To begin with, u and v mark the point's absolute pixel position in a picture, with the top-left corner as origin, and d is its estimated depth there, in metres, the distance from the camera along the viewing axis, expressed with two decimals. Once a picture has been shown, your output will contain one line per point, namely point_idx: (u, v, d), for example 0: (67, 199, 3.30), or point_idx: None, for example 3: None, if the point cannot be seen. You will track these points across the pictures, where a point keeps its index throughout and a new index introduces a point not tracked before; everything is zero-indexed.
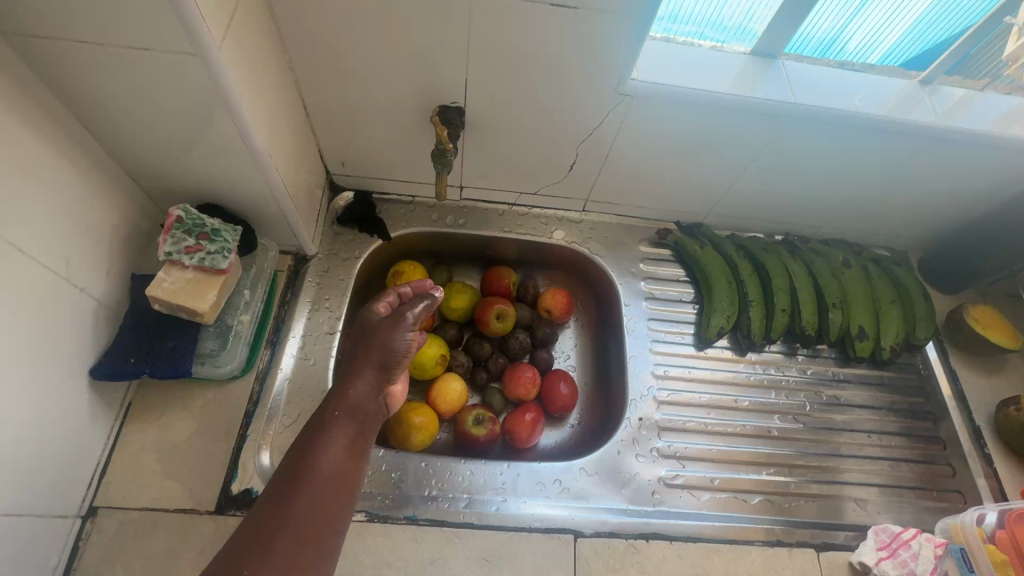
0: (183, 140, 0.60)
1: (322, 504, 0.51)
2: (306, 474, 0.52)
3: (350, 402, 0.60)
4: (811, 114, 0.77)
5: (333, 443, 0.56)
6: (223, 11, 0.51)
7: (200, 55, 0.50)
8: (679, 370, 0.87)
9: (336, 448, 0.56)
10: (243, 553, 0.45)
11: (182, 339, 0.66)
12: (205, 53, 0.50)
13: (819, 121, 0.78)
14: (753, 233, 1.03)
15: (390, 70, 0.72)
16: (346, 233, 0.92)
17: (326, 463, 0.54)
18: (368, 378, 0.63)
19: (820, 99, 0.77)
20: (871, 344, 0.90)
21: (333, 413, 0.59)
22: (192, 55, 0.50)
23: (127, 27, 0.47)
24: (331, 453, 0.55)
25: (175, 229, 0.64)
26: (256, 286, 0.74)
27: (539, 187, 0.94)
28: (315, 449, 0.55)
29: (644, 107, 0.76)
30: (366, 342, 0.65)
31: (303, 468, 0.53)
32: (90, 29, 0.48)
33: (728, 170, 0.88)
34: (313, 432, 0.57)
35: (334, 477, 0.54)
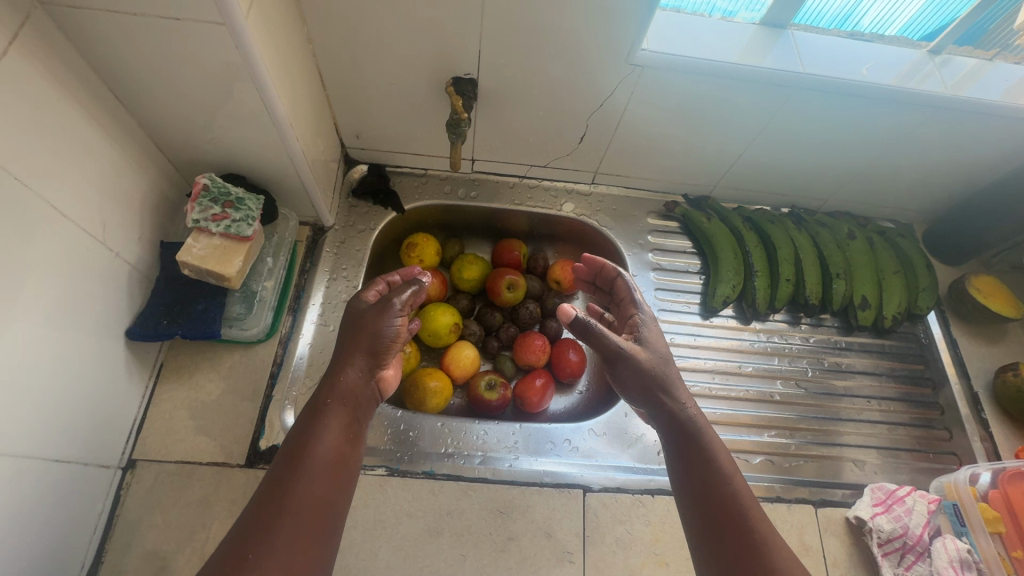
0: (209, 110, 0.63)
1: (321, 484, 0.56)
2: (304, 458, 0.57)
3: (343, 389, 0.63)
4: (819, 84, 0.78)
5: (328, 428, 0.59)
6: None
7: (228, 25, 0.52)
8: (685, 338, 0.90)
9: (332, 432, 0.59)
10: (250, 537, 0.50)
11: (211, 302, 0.69)
12: (232, 23, 0.52)
13: (827, 91, 0.79)
14: (760, 206, 1.05)
15: (405, 42, 0.74)
16: (361, 205, 0.95)
17: (323, 447, 0.58)
18: (360, 364, 0.65)
19: (828, 69, 0.78)
20: (874, 313, 0.92)
21: (327, 400, 0.62)
22: (220, 24, 0.52)
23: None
24: (327, 437, 0.59)
25: (202, 197, 0.67)
26: (278, 255, 0.77)
27: (550, 159, 0.95)
28: (312, 435, 0.59)
29: (654, 78, 0.77)
30: (355, 328, 0.67)
31: (300, 453, 0.57)
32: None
33: (736, 141, 0.90)
34: (309, 418, 0.60)
35: (331, 459, 0.58)
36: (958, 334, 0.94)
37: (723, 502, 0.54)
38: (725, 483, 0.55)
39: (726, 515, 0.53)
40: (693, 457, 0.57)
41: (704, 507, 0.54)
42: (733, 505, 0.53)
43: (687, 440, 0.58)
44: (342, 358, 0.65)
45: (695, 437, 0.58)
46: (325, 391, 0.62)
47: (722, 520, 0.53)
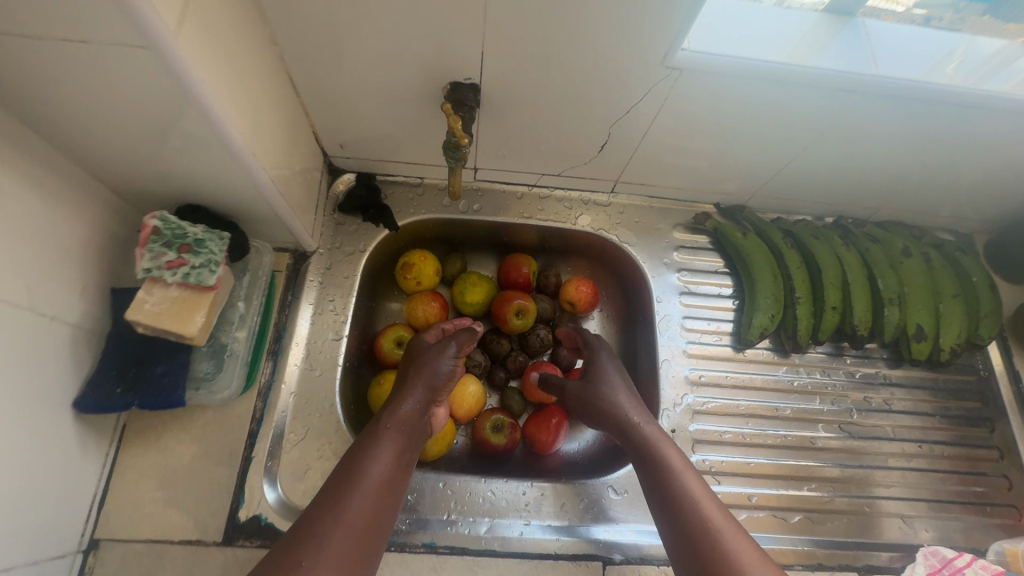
0: (150, 141, 0.51)
1: (370, 510, 0.54)
2: (359, 479, 0.55)
3: (402, 416, 0.62)
4: (891, 88, 0.64)
5: (384, 452, 0.58)
6: None
7: (153, 48, 0.40)
8: (716, 375, 0.80)
9: (386, 457, 0.58)
10: (301, 545, 0.49)
11: (172, 365, 0.59)
12: (159, 45, 0.40)
13: (901, 96, 0.66)
14: (800, 216, 0.93)
15: (391, 43, 0.60)
16: (349, 223, 0.83)
17: (377, 471, 0.57)
18: (418, 397, 0.65)
19: (902, 70, 0.65)
20: (930, 345, 0.81)
21: (385, 426, 0.61)
22: (143, 48, 0.40)
23: (54, 16, 0.37)
24: (382, 461, 0.58)
25: (152, 241, 0.56)
26: (251, 297, 0.67)
27: (564, 168, 0.83)
28: (367, 457, 0.57)
29: (693, 82, 0.64)
30: (415, 364, 0.69)
31: (354, 473, 0.56)
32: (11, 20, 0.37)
33: (782, 149, 0.77)
34: (364, 441, 0.60)
35: (384, 483, 0.57)
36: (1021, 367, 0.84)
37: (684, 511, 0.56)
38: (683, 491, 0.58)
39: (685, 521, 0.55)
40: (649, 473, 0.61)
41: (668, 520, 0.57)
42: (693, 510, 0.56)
43: (644, 458, 0.63)
44: (403, 388, 0.66)
45: (650, 454, 0.62)
46: (385, 416, 0.62)
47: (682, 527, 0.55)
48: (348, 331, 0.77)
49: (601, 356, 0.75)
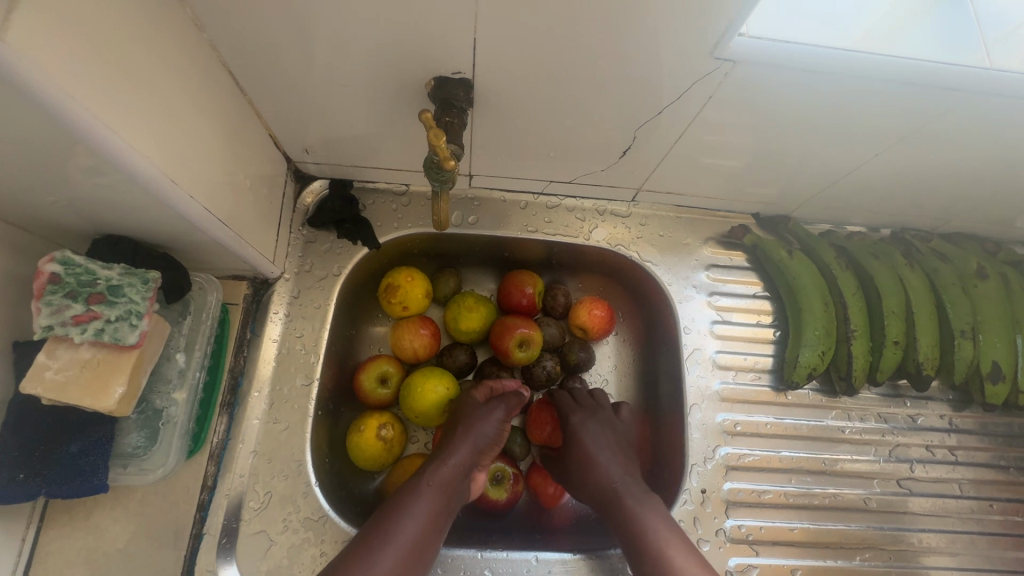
0: (25, 167, 0.38)
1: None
2: (385, 542, 0.53)
3: (444, 477, 0.58)
4: (998, 83, 0.50)
5: (417, 515, 0.55)
6: None
7: None
8: (754, 422, 0.68)
9: (419, 519, 0.54)
10: None
11: (90, 442, 0.47)
12: None
13: (1009, 92, 0.51)
14: (852, 228, 0.79)
15: (355, 26, 0.47)
16: (321, 240, 0.70)
17: (407, 534, 0.53)
18: (463, 457, 0.59)
19: (1011, 58, 0.51)
20: (1007, 386, 0.69)
21: (426, 482, 0.57)
22: None
23: None
24: (415, 524, 0.54)
25: (50, 292, 0.44)
26: (193, 344, 0.54)
27: (576, 174, 0.69)
28: (399, 517, 0.54)
29: (745, 76, 0.50)
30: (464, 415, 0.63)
31: (383, 531, 0.53)
32: None
33: (844, 155, 0.63)
34: (400, 495, 0.56)
35: (409, 551, 0.53)
36: None
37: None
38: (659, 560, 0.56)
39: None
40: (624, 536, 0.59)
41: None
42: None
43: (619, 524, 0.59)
44: (450, 441, 0.60)
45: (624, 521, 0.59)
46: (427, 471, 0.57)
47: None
48: (320, 372, 0.65)
49: (583, 422, 0.65)
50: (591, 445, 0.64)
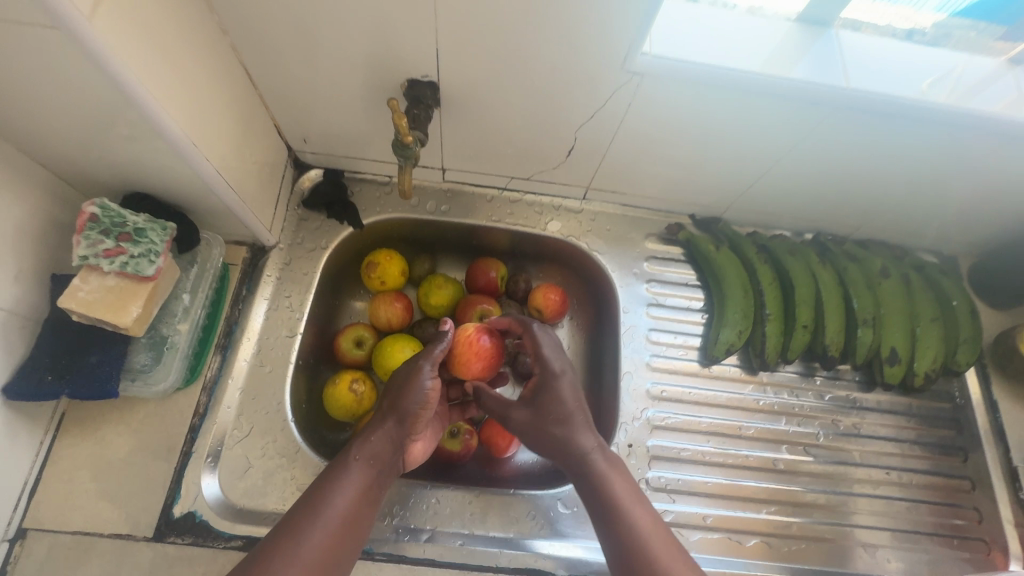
0: (83, 126, 0.50)
1: (325, 554, 0.51)
2: (316, 518, 0.52)
3: (373, 449, 0.59)
4: (864, 101, 0.62)
5: (348, 486, 0.55)
6: None
7: (66, 29, 0.39)
8: (679, 390, 0.78)
9: (350, 494, 0.55)
10: None
11: (107, 354, 0.58)
12: (71, 28, 0.39)
13: (874, 110, 0.63)
14: (778, 231, 0.90)
15: (346, 38, 0.59)
16: (313, 219, 0.82)
17: (337, 511, 0.53)
18: (390, 429, 0.61)
19: (876, 83, 0.63)
20: (903, 369, 0.79)
21: (355, 457, 0.58)
22: (54, 28, 0.39)
23: None
24: (345, 498, 0.55)
25: (89, 229, 0.55)
26: (198, 289, 0.65)
27: (533, 172, 0.81)
28: (328, 495, 0.54)
29: (657, 89, 0.62)
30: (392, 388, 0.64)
31: (313, 510, 0.53)
32: None
33: (756, 161, 0.75)
34: (330, 474, 0.56)
35: (342, 523, 0.53)
36: (1000, 396, 0.81)
37: (630, 543, 0.53)
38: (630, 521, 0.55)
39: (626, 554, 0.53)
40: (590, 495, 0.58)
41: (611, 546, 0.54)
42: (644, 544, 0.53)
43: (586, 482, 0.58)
44: (379, 417, 0.61)
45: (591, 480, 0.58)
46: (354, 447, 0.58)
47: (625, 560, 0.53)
48: (303, 328, 0.76)
49: (557, 377, 0.63)
50: (566, 398, 0.62)
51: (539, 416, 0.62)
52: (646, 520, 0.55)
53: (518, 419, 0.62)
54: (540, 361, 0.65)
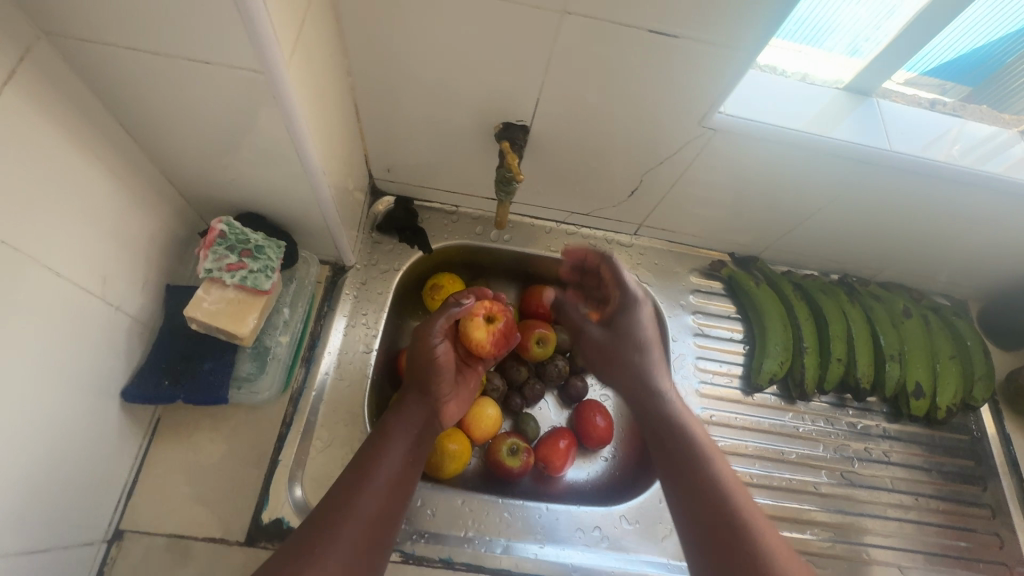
0: (233, 151, 0.56)
1: (376, 511, 0.57)
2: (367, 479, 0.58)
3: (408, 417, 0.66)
4: (901, 162, 0.71)
5: (392, 452, 0.62)
6: (292, 25, 0.46)
7: (267, 73, 0.45)
8: (725, 416, 0.84)
9: (395, 458, 0.62)
10: (311, 539, 0.53)
11: (219, 362, 0.61)
12: (272, 72, 0.45)
13: (909, 170, 0.72)
14: (808, 271, 0.98)
15: (453, 83, 0.67)
16: (385, 242, 0.87)
17: (384, 473, 0.60)
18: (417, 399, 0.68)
19: (910, 146, 0.72)
20: (927, 403, 0.86)
21: (397, 424, 0.65)
22: (259, 72, 0.45)
23: (189, 39, 0.43)
24: (392, 461, 0.62)
25: (216, 244, 0.59)
26: (296, 303, 0.70)
27: (593, 208, 0.88)
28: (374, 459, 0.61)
29: (724, 144, 0.69)
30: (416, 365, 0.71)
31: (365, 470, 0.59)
32: (150, 40, 0.43)
33: (798, 207, 0.83)
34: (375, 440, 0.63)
35: (392, 480, 0.60)
36: (1012, 430, 0.89)
37: (720, 517, 0.55)
38: (728, 500, 0.57)
39: (717, 530, 0.55)
40: (686, 465, 0.60)
41: (699, 521, 0.56)
42: (738, 523, 0.55)
43: (681, 448, 0.62)
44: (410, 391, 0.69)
45: (687, 453, 0.61)
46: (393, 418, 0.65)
47: (715, 535, 0.54)
48: (377, 345, 0.79)
49: (636, 306, 0.74)
50: (643, 330, 0.72)
51: (614, 338, 0.74)
52: (743, 504, 0.56)
53: (595, 335, 0.75)
54: (621, 288, 0.76)
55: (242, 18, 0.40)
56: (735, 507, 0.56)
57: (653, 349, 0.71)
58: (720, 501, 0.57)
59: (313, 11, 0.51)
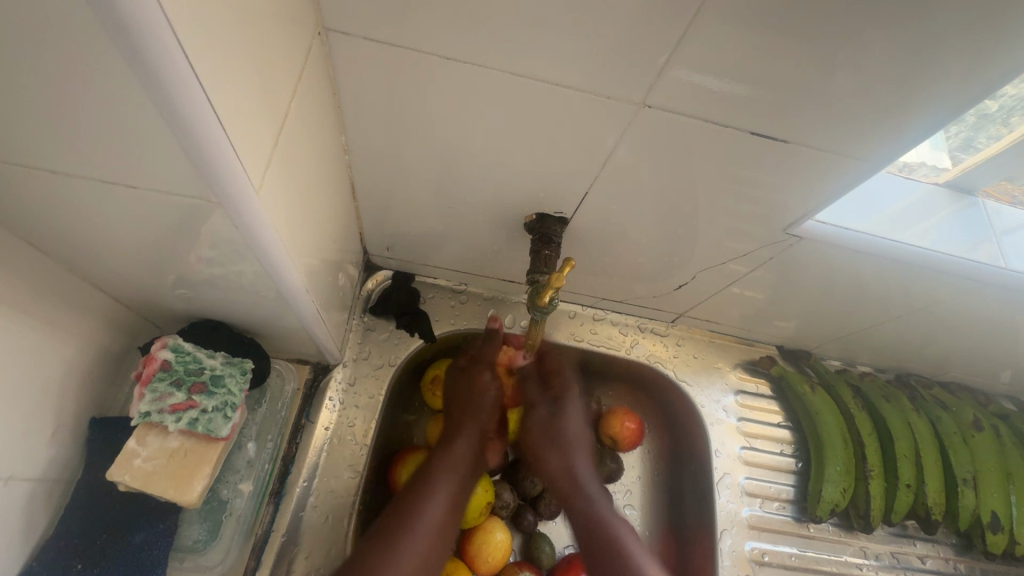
0: (185, 264, 0.42)
1: (420, 559, 0.58)
2: (411, 529, 0.59)
3: (456, 462, 0.65)
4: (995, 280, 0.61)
5: (436, 501, 0.62)
6: (268, 133, 0.35)
7: (221, 204, 0.34)
8: (785, 552, 0.74)
9: (439, 502, 0.62)
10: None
11: (155, 533, 0.48)
12: (231, 201, 0.34)
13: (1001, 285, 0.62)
14: (862, 368, 0.86)
15: (473, 162, 0.55)
16: (380, 328, 0.73)
17: (427, 522, 0.60)
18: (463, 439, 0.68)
19: (1003, 260, 0.62)
20: (1006, 537, 0.74)
21: (441, 471, 0.64)
22: (210, 201, 0.33)
23: (118, 157, 0.31)
24: (436, 506, 0.61)
25: (158, 379, 0.46)
26: (263, 435, 0.60)
27: (627, 295, 0.76)
28: (418, 507, 0.61)
29: (810, 250, 0.61)
30: (457, 405, 0.71)
31: (405, 526, 0.59)
32: (61, 149, 0.30)
33: (874, 309, 0.70)
34: (417, 487, 0.62)
35: (434, 529, 0.60)
36: None
37: None
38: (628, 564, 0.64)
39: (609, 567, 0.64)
40: None
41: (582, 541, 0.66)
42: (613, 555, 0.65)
43: (580, 506, 0.69)
44: (454, 432, 0.68)
45: (602, 535, 0.66)
46: (439, 465, 0.65)
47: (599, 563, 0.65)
48: (364, 466, 0.64)
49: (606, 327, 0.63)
50: None
51: None
52: None
53: None
54: None
55: (171, 128, 0.28)
56: (634, 570, 0.62)
57: (577, 450, 0.72)
58: (618, 549, 0.65)
59: (302, 98, 0.40)
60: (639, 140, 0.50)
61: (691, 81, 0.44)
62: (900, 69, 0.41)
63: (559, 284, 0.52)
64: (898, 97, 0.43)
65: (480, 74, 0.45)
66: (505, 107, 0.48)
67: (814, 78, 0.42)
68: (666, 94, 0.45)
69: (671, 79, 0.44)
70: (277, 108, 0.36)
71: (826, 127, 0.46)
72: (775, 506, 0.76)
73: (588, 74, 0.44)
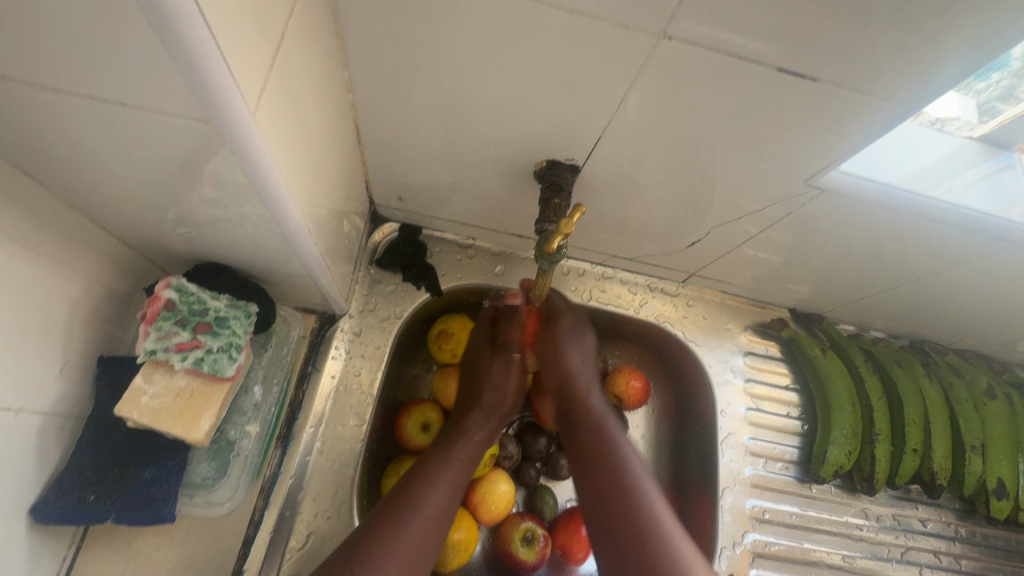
0: (185, 205, 0.42)
1: (423, 540, 0.51)
2: (420, 501, 0.52)
3: (467, 447, 0.60)
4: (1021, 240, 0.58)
5: (441, 481, 0.55)
6: (264, 56, 0.33)
7: (220, 128, 0.32)
8: (786, 511, 0.75)
9: (447, 484, 0.55)
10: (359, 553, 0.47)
11: (164, 469, 0.50)
12: (228, 126, 0.32)
13: None
14: (875, 333, 0.84)
15: (480, 107, 0.53)
16: (386, 280, 0.72)
17: (434, 502, 0.53)
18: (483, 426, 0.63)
19: None
20: (1010, 504, 0.74)
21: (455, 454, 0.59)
22: (206, 124, 0.32)
23: (112, 79, 0.30)
24: (440, 492, 0.54)
25: (163, 318, 0.47)
26: (270, 379, 0.60)
27: (638, 253, 0.74)
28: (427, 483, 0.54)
29: (830, 206, 0.58)
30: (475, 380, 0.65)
31: (413, 493, 0.53)
32: (45, 69, 0.29)
33: (893, 272, 0.68)
34: (426, 465, 0.56)
35: (439, 511, 0.53)
36: None
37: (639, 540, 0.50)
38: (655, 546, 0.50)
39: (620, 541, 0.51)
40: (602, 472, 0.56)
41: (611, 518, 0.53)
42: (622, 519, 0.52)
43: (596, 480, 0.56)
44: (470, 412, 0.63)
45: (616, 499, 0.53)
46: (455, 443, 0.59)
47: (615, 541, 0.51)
48: (371, 416, 0.64)
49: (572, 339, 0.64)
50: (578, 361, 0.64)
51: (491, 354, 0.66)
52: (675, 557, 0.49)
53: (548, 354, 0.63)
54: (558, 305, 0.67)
55: (157, 34, 0.26)
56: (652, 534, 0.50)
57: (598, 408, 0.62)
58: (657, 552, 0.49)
59: (298, 24, 0.38)
60: (658, 81, 0.47)
61: (717, 14, 0.40)
62: (944, 6, 0.38)
63: (564, 240, 0.51)
64: (942, 40, 0.40)
65: (489, 3, 0.42)
66: (514, 46, 0.46)
67: (852, 15, 0.39)
68: (691, 28, 0.41)
69: (695, 14, 0.40)
70: (272, 29, 0.34)
71: (861, 71, 0.43)
72: (777, 468, 0.76)
73: (607, 5, 0.41)
